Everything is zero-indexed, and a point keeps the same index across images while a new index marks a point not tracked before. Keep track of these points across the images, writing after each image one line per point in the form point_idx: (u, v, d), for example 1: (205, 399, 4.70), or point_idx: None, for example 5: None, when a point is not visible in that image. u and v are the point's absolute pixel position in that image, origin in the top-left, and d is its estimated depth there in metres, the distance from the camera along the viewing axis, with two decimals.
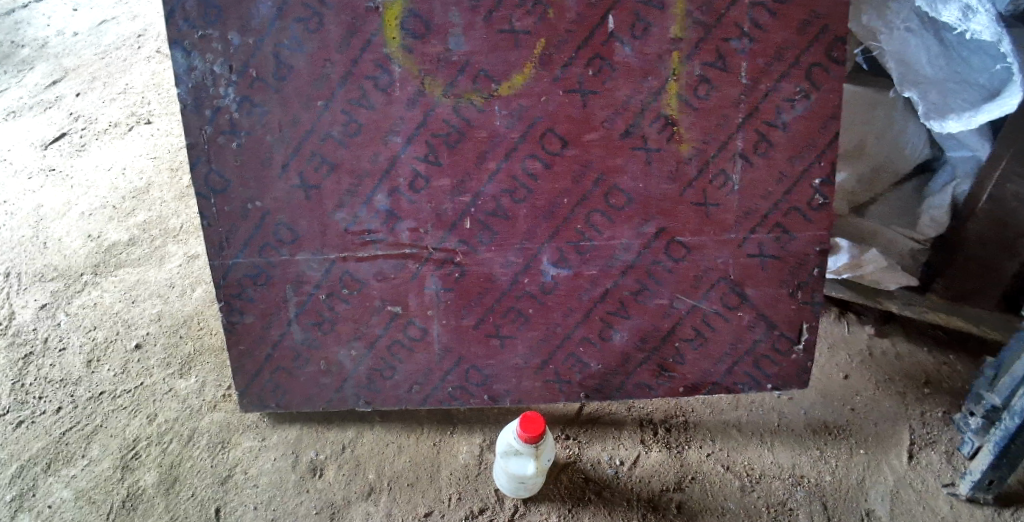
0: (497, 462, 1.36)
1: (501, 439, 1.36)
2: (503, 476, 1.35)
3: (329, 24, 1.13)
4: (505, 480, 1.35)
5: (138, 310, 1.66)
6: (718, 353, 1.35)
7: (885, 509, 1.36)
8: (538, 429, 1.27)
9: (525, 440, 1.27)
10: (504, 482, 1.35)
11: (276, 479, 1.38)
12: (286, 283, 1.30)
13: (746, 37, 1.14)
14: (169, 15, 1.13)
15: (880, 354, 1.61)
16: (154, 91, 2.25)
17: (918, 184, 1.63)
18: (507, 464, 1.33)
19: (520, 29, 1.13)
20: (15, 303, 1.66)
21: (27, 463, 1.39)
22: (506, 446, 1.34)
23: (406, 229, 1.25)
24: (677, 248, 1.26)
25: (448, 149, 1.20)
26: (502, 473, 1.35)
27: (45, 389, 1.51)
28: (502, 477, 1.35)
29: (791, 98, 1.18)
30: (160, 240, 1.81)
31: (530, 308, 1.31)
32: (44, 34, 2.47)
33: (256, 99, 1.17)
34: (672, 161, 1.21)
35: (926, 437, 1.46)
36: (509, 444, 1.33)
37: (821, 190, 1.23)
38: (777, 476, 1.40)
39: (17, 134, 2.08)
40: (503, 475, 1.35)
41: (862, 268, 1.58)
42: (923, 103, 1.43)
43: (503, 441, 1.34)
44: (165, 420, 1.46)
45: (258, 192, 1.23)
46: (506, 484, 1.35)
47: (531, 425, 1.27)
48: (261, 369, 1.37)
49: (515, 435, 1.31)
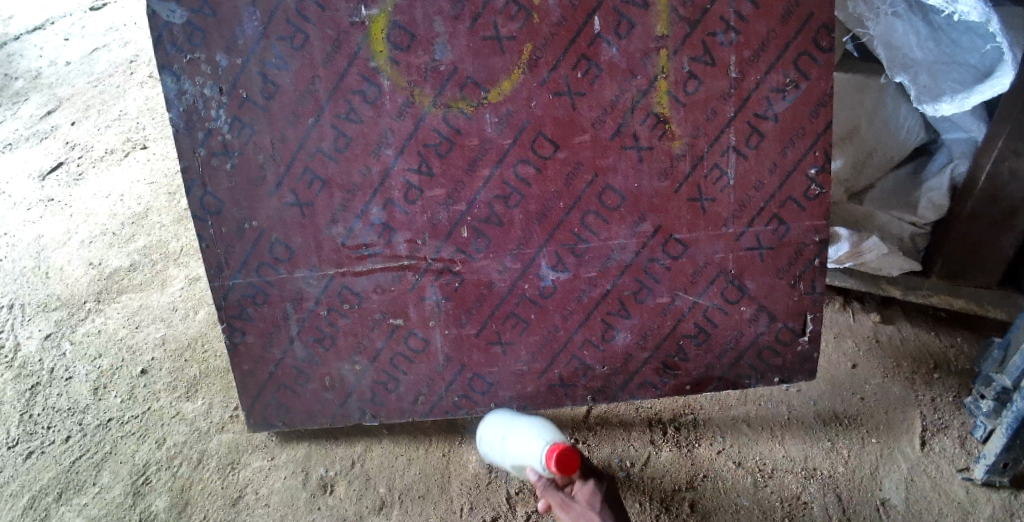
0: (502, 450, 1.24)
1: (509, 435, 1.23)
2: (492, 421, 1.32)
3: (313, 41, 1.13)
4: (489, 422, 1.33)
5: (142, 335, 1.66)
6: (721, 348, 1.35)
7: (900, 498, 1.34)
8: (568, 472, 1.05)
9: (543, 458, 1.08)
10: (490, 418, 1.34)
11: (287, 498, 1.38)
12: (285, 301, 1.30)
13: (730, 30, 1.14)
14: (156, 40, 1.13)
15: (887, 339, 1.60)
16: (148, 116, 2.26)
17: (913, 167, 1.63)
18: (500, 429, 1.28)
19: (503, 35, 1.13)
20: (20, 334, 1.67)
21: (39, 494, 1.40)
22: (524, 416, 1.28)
23: (402, 240, 1.25)
24: (674, 245, 1.26)
25: (439, 158, 1.20)
26: (497, 418, 1.32)
27: (53, 418, 1.52)
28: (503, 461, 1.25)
29: (779, 88, 1.17)
30: (160, 264, 1.82)
31: (530, 313, 1.31)
32: (37, 65, 2.49)
33: (245, 118, 1.17)
34: (664, 159, 1.20)
35: (938, 422, 1.45)
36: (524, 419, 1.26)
37: (815, 178, 1.22)
38: (790, 470, 1.39)
39: (16, 166, 2.10)
40: (492, 424, 1.31)
41: (862, 255, 1.52)
42: (915, 87, 1.41)
43: (526, 417, 1.27)
44: (173, 443, 1.47)
45: (252, 211, 1.23)
46: (485, 424, 1.33)
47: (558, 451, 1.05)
48: (265, 388, 1.38)
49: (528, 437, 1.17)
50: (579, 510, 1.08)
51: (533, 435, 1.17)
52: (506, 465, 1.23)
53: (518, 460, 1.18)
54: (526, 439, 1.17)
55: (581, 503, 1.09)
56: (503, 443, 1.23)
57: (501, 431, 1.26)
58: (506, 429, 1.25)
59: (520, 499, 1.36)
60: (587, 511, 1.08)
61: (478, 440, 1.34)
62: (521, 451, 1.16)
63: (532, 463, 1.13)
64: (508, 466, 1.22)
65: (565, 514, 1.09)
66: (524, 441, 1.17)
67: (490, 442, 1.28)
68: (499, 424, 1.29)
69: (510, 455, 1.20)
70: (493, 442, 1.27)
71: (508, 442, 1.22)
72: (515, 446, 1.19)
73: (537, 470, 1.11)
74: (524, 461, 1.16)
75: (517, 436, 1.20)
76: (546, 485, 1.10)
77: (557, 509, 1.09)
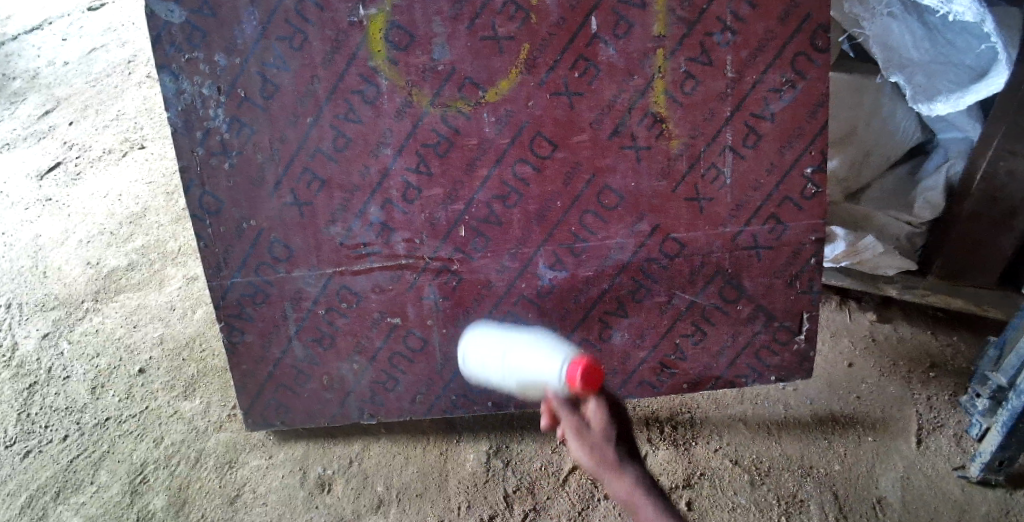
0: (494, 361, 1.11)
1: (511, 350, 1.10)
2: (484, 338, 1.18)
3: (312, 41, 1.13)
4: (478, 336, 1.20)
5: (140, 335, 1.66)
6: (719, 347, 1.36)
7: (896, 496, 1.35)
8: (591, 392, 0.89)
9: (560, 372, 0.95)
10: (480, 333, 1.21)
11: (285, 496, 1.38)
12: (284, 301, 1.30)
13: (728, 30, 1.14)
14: (155, 40, 1.13)
15: (884, 339, 1.61)
16: (146, 116, 2.26)
17: (910, 167, 1.63)
18: (497, 349, 1.13)
19: (502, 35, 1.14)
20: (18, 333, 1.67)
21: (36, 493, 1.40)
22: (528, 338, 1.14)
23: (401, 240, 1.26)
24: (672, 244, 1.27)
25: (438, 158, 1.20)
26: (490, 335, 1.19)
27: (51, 417, 1.52)
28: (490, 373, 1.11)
29: (777, 88, 1.18)
30: (158, 263, 1.82)
31: (528, 312, 1.32)
32: (35, 65, 2.49)
33: (245, 118, 1.17)
34: (662, 159, 1.21)
35: (934, 420, 1.46)
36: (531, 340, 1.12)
37: (812, 178, 1.23)
38: (786, 468, 1.40)
39: (13, 166, 2.09)
40: (486, 341, 1.17)
41: (859, 254, 1.53)
42: (910, 86, 1.43)
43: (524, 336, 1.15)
44: (171, 442, 1.47)
45: (251, 211, 1.23)
46: (474, 339, 1.20)
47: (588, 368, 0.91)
48: (263, 388, 1.38)
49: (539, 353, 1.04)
50: (593, 442, 0.83)
51: (549, 353, 1.03)
52: (508, 389, 1.07)
53: (527, 379, 1.02)
54: (535, 357, 1.03)
55: (598, 431, 0.84)
56: (506, 362, 1.08)
57: (502, 353, 1.11)
58: (509, 349, 1.11)
59: (518, 498, 1.37)
60: (602, 445, 0.83)
61: (466, 358, 1.19)
62: (533, 367, 1.01)
63: (535, 377, 1.01)
64: (511, 388, 1.06)
65: (577, 439, 0.84)
66: (536, 359, 1.02)
67: (486, 365, 1.13)
68: (498, 345, 1.15)
69: (515, 373, 1.05)
70: (489, 363, 1.12)
71: (513, 360, 1.06)
72: (519, 362, 1.05)
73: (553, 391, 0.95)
74: (536, 381, 1.00)
75: (526, 355, 1.05)
76: (561, 404, 0.89)
77: (567, 431, 0.86)
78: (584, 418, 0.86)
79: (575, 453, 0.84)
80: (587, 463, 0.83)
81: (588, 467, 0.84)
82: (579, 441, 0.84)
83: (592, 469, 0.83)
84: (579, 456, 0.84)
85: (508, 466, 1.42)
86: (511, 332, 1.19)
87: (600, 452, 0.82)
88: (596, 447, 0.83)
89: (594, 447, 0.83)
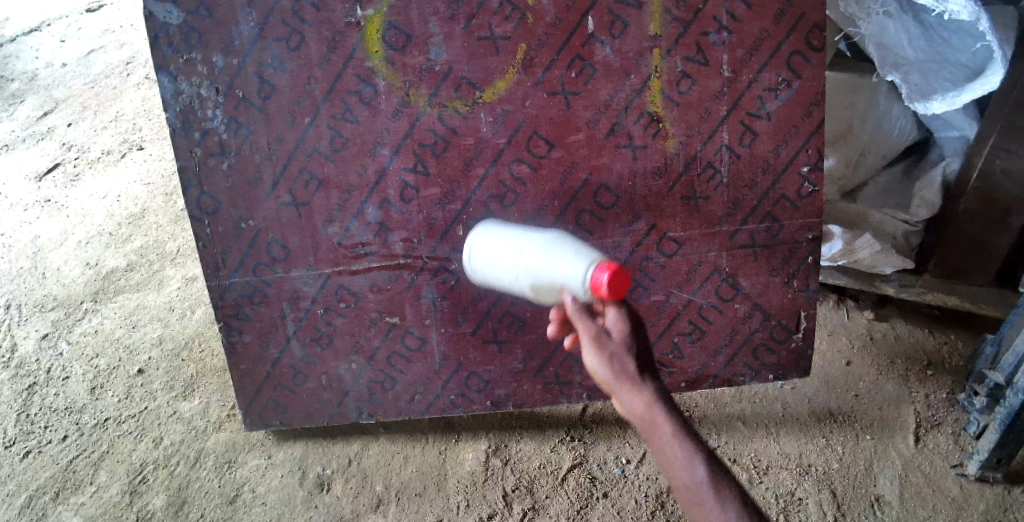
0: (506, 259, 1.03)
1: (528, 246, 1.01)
2: (488, 238, 1.11)
3: (309, 41, 1.14)
4: (484, 238, 1.12)
5: (139, 335, 1.66)
6: (716, 346, 1.36)
7: (895, 494, 1.35)
8: (614, 301, 0.84)
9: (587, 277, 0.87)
10: (486, 233, 1.13)
11: (284, 496, 1.39)
12: (282, 301, 1.30)
13: (724, 30, 1.15)
14: (153, 41, 1.13)
15: (881, 337, 1.61)
16: (145, 117, 2.26)
17: (904, 166, 1.64)
18: (509, 247, 1.05)
19: (498, 35, 1.14)
20: (17, 334, 1.67)
21: (36, 493, 1.40)
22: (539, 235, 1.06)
23: (398, 239, 1.26)
24: (669, 243, 1.27)
25: (435, 158, 1.21)
26: (497, 236, 1.10)
27: (50, 418, 1.52)
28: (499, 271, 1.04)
29: (772, 87, 1.18)
30: (157, 264, 1.82)
31: (526, 312, 1.32)
32: (34, 67, 2.49)
33: (242, 119, 1.18)
34: (659, 158, 1.21)
35: (932, 418, 1.46)
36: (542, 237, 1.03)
37: (809, 176, 1.24)
38: (784, 466, 1.40)
39: (12, 167, 2.10)
40: (491, 241, 1.10)
41: (855, 253, 1.52)
42: (906, 85, 1.42)
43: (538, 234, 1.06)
44: (170, 442, 1.47)
45: (249, 211, 1.23)
46: (478, 239, 1.13)
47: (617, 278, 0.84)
48: (262, 388, 1.38)
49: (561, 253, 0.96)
50: (613, 351, 0.78)
51: (567, 253, 0.95)
52: (519, 290, 1.00)
53: (543, 281, 0.95)
54: (557, 258, 0.94)
55: (618, 343, 0.79)
56: (517, 262, 1.00)
57: (511, 252, 1.04)
58: (519, 247, 1.03)
59: (516, 497, 1.37)
60: (623, 355, 0.78)
61: (468, 258, 1.11)
62: (549, 268, 0.94)
63: (554, 280, 0.93)
64: (522, 289, 0.99)
65: (596, 349, 0.78)
66: (554, 260, 0.95)
67: (493, 264, 1.05)
68: (505, 244, 1.07)
69: (529, 274, 0.97)
70: (497, 264, 1.05)
71: (526, 259, 0.98)
72: (536, 263, 0.97)
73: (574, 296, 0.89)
74: (553, 283, 0.93)
75: (540, 254, 0.97)
76: (579, 311, 0.82)
77: (585, 341, 0.79)
78: (605, 327, 0.81)
79: (591, 363, 0.78)
80: (605, 375, 0.78)
81: (602, 379, 0.79)
82: (600, 352, 0.78)
83: (609, 381, 0.78)
84: (596, 367, 0.78)
85: (507, 464, 1.42)
86: (518, 230, 1.11)
87: (622, 365, 0.77)
88: (616, 359, 0.78)
89: (614, 360, 0.77)
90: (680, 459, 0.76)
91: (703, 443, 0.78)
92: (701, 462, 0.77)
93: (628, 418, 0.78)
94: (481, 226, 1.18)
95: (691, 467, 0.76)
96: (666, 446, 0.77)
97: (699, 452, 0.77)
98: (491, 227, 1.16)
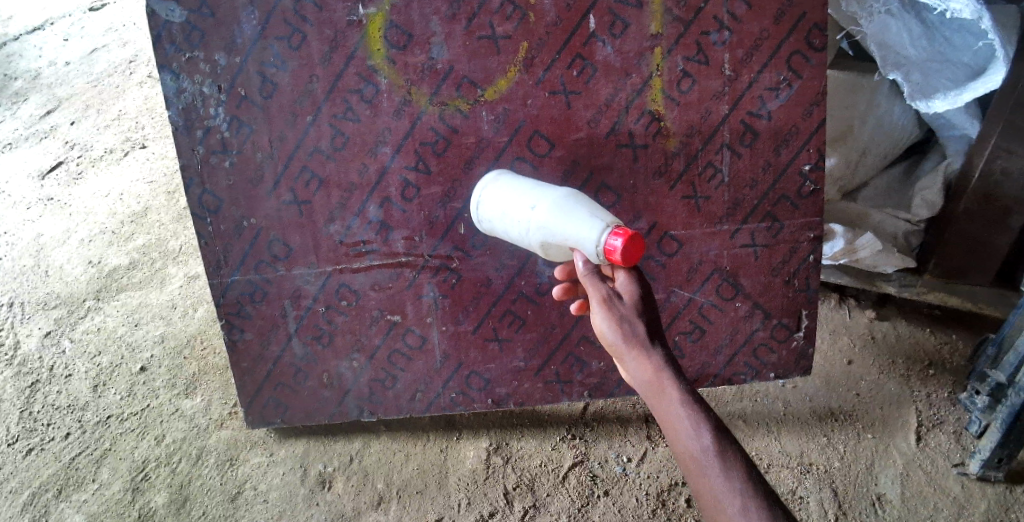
0: (516, 214, 1.05)
1: (535, 199, 1.02)
2: (497, 186, 1.12)
3: (310, 41, 1.14)
4: (493, 187, 1.13)
5: (141, 333, 1.67)
6: (716, 345, 1.36)
7: (896, 493, 1.36)
8: (627, 264, 0.89)
9: (602, 241, 0.90)
10: (495, 181, 1.14)
11: (286, 493, 1.39)
12: (283, 299, 1.31)
13: (724, 29, 1.15)
14: (155, 39, 1.13)
15: (882, 336, 1.61)
16: (147, 115, 2.26)
17: (905, 166, 1.64)
18: (519, 199, 1.06)
19: (499, 34, 1.14)
20: (20, 332, 1.68)
21: (39, 490, 1.41)
22: (546, 185, 1.07)
23: (399, 238, 1.26)
24: (669, 242, 1.27)
25: (436, 157, 1.21)
26: (506, 184, 1.11)
27: (53, 415, 1.53)
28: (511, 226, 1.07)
29: (772, 87, 1.18)
30: (159, 262, 1.83)
31: (526, 310, 1.32)
32: (37, 65, 2.50)
33: (244, 118, 1.18)
34: (659, 157, 1.21)
35: (933, 418, 1.46)
36: (551, 188, 1.04)
37: (809, 176, 1.24)
38: (786, 465, 1.41)
39: (15, 165, 2.10)
40: (500, 190, 1.11)
41: (856, 252, 1.52)
42: (907, 85, 1.42)
43: (544, 185, 1.06)
44: (172, 440, 1.48)
45: (250, 210, 1.24)
46: (486, 188, 1.14)
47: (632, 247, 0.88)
48: (263, 386, 1.38)
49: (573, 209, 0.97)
50: (623, 314, 0.89)
51: (578, 210, 0.96)
52: (531, 242, 1.03)
53: (556, 238, 0.98)
54: (570, 218, 0.96)
55: (627, 307, 0.90)
56: (528, 217, 1.02)
57: (520, 204, 1.05)
58: (528, 199, 1.04)
59: (517, 495, 1.38)
60: (632, 319, 0.89)
61: (478, 208, 1.14)
62: (562, 228, 0.96)
63: (569, 240, 0.96)
64: (534, 243, 1.03)
65: (607, 312, 0.89)
66: (566, 218, 0.96)
67: (505, 217, 1.07)
68: (514, 194, 1.08)
69: (541, 230, 1.00)
70: (508, 216, 1.07)
71: (538, 215, 1.00)
72: (549, 221, 0.99)
73: (586, 257, 0.93)
74: (566, 241, 0.96)
75: (551, 209, 0.99)
76: (591, 274, 0.92)
77: (596, 303, 0.91)
78: (617, 292, 0.91)
79: (602, 324, 0.90)
80: (614, 336, 0.89)
81: (613, 341, 0.90)
82: (610, 314, 0.89)
83: (618, 342, 0.89)
84: (606, 328, 0.90)
85: (508, 462, 1.43)
86: (526, 179, 1.12)
87: (629, 328, 0.88)
88: (626, 322, 0.89)
89: (623, 322, 0.89)
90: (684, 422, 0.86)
91: (709, 411, 0.87)
92: (706, 427, 0.85)
93: (637, 377, 0.89)
94: (490, 173, 1.19)
95: (696, 433, 0.85)
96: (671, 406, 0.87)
97: (705, 419, 0.86)
98: (500, 173, 1.17)
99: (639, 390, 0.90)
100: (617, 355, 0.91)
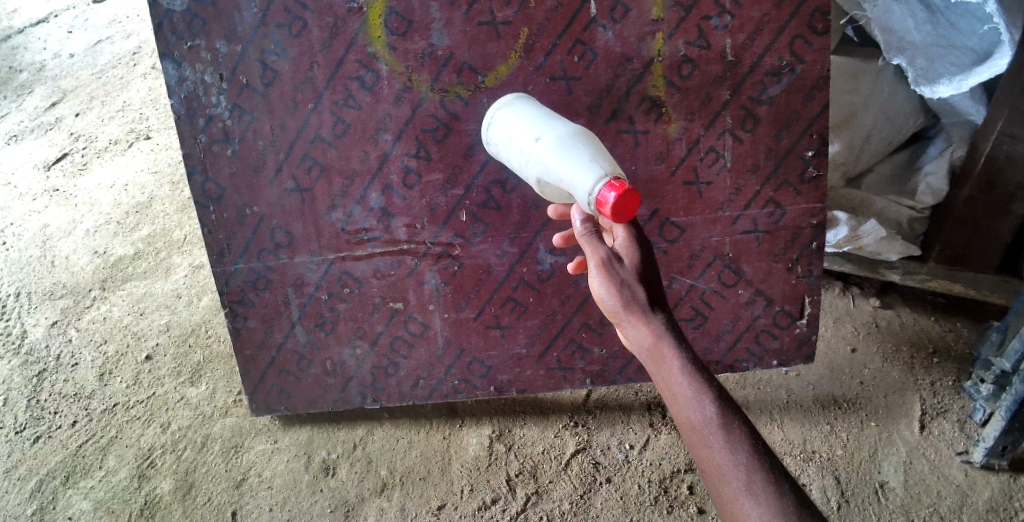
0: (519, 142, 1.04)
1: (542, 131, 1.00)
2: (506, 114, 1.09)
3: (311, 29, 1.14)
4: (502, 116, 1.10)
5: (147, 322, 1.68)
6: (718, 331, 1.36)
7: (899, 481, 1.36)
8: (619, 220, 0.87)
9: (597, 190, 0.88)
10: (506, 108, 1.10)
11: (290, 480, 1.40)
12: (286, 287, 1.31)
13: (725, 14, 1.14)
14: (156, 28, 1.14)
15: (886, 325, 1.60)
16: (151, 106, 2.27)
17: (910, 153, 1.61)
18: (525, 128, 1.04)
19: (499, 20, 1.14)
20: (26, 322, 1.69)
21: (46, 477, 1.43)
22: (555, 119, 1.04)
23: (401, 226, 1.27)
24: (670, 229, 1.27)
25: (437, 143, 1.21)
26: (514, 114, 1.08)
27: (60, 403, 1.54)
28: (512, 155, 1.06)
29: (774, 72, 1.18)
30: (164, 252, 1.84)
31: (528, 297, 1.33)
32: (41, 58, 2.51)
33: (245, 106, 1.18)
34: (661, 143, 1.21)
35: (937, 406, 1.46)
36: (557, 123, 1.02)
37: (811, 162, 1.23)
38: (789, 452, 1.41)
39: (21, 157, 2.12)
40: (509, 117, 1.08)
41: (860, 239, 1.52)
42: (911, 70, 1.41)
43: (552, 118, 1.04)
44: (178, 427, 1.49)
45: (252, 198, 1.24)
46: (498, 110, 1.11)
47: (625, 204, 0.86)
48: (266, 373, 1.39)
49: (575, 149, 0.96)
50: (624, 278, 0.89)
51: (579, 154, 0.94)
52: (528, 175, 1.03)
53: (552, 178, 0.97)
54: (568, 162, 0.94)
55: (626, 270, 0.89)
56: (529, 148, 1.00)
57: (525, 134, 1.03)
58: (533, 129, 1.02)
59: (520, 482, 1.38)
60: (632, 283, 0.89)
61: (486, 128, 1.12)
62: (558, 168, 0.95)
63: (563, 180, 0.95)
64: (530, 177, 1.02)
65: (605, 276, 0.89)
66: (565, 160, 0.95)
67: (509, 142, 1.06)
68: (522, 122, 1.06)
69: (539, 164, 0.99)
70: (511, 143, 1.05)
71: (539, 149, 0.99)
72: (547, 159, 0.97)
73: (580, 206, 0.93)
74: (561, 183, 0.96)
75: (553, 147, 0.97)
76: (588, 233, 0.92)
77: (595, 266, 0.91)
78: (616, 252, 0.91)
79: (601, 288, 0.90)
80: (614, 300, 0.90)
81: (612, 306, 0.91)
82: (607, 277, 0.89)
83: (616, 307, 0.90)
84: (605, 293, 0.90)
85: (510, 450, 1.43)
86: (537, 108, 1.08)
87: (628, 293, 0.88)
88: (627, 288, 0.89)
89: (622, 287, 0.89)
90: (687, 392, 0.86)
91: (713, 381, 0.87)
92: (709, 400, 0.86)
93: (636, 344, 0.90)
94: (505, 96, 1.14)
95: (699, 404, 0.86)
96: (673, 375, 0.87)
97: (708, 390, 0.86)
98: (516, 98, 1.13)
99: (641, 358, 0.91)
100: (618, 321, 0.92)
